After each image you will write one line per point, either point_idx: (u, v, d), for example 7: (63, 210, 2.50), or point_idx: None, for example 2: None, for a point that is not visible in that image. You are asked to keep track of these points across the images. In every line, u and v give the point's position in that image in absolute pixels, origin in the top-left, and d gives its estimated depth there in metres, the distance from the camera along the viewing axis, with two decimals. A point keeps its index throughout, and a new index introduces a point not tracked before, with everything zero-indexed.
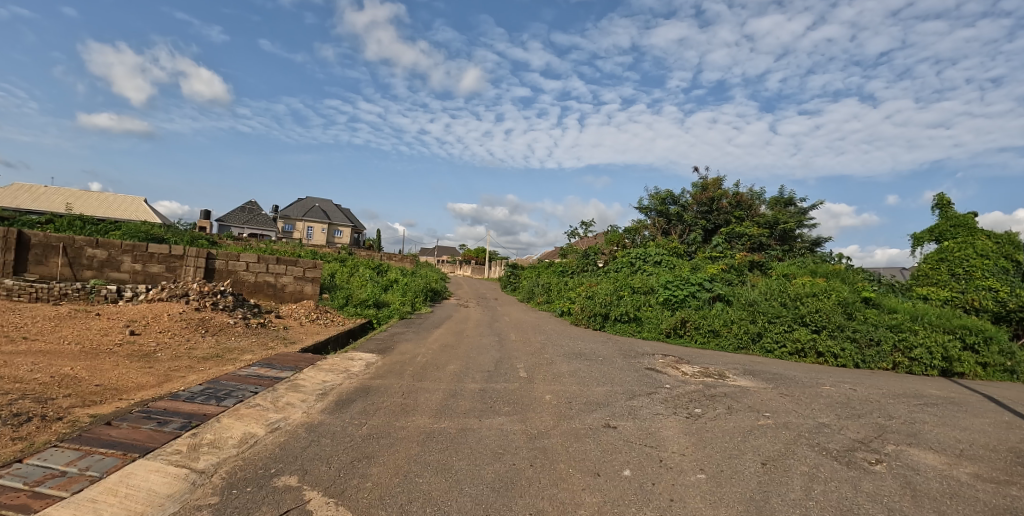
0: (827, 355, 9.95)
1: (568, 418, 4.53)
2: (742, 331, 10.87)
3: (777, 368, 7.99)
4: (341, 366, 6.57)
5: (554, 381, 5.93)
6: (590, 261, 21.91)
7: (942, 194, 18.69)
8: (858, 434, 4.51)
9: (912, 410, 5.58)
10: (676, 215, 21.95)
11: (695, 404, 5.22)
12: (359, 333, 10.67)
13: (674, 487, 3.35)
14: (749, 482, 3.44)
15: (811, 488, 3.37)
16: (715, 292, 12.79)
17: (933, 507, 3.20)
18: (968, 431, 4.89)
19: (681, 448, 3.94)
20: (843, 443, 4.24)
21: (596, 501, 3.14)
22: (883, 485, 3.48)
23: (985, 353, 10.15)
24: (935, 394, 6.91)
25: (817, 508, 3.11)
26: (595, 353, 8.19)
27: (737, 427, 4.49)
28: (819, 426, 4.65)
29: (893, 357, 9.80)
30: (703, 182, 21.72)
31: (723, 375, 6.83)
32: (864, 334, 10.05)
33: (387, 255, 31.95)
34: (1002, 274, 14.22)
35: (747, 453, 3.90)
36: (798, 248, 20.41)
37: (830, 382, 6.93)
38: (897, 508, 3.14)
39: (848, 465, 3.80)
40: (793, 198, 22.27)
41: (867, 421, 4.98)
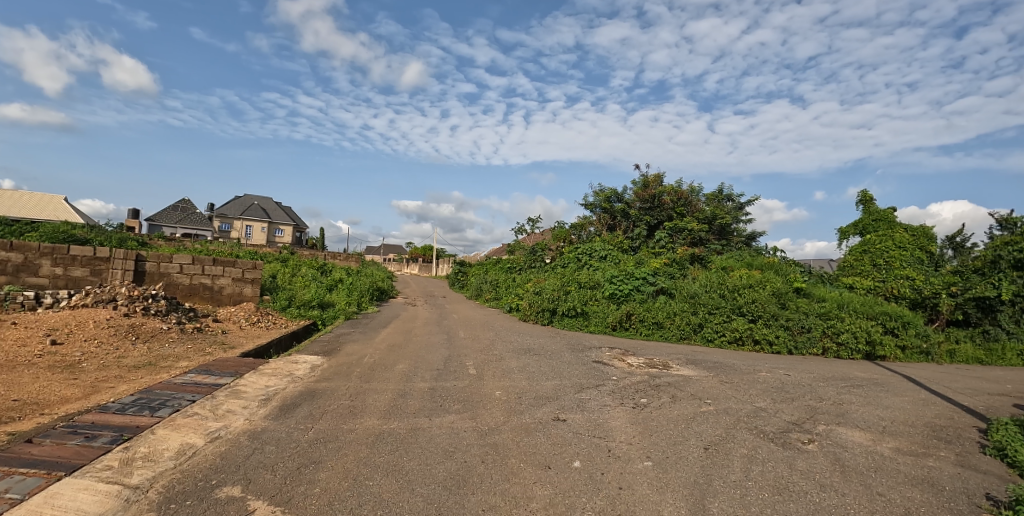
0: (763, 342, 10.54)
1: (518, 413, 4.56)
2: (684, 322, 11.34)
3: (716, 357, 8.38)
4: (284, 369, 6.34)
5: (503, 377, 5.96)
6: (538, 257, 22.05)
7: (864, 190, 19.90)
8: (793, 416, 4.79)
9: (840, 392, 5.99)
10: (621, 212, 22.50)
11: (640, 394, 5.39)
12: (303, 335, 10.35)
13: (622, 475, 3.46)
14: (692, 466, 3.58)
15: (750, 469, 3.55)
16: (659, 285, 13.22)
17: (860, 480, 3.46)
18: (889, 409, 5.29)
19: (629, 438, 4.06)
20: (779, 425, 4.50)
21: (547, 493, 3.22)
22: (815, 463, 3.72)
23: (903, 336, 11.01)
24: (860, 375, 7.45)
25: (756, 488, 3.29)
26: (543, 348, 8.30)
27: (681, 415, 4.67)
28: (755, 411, 4.90)
29: (823, 342, 10.47)
30: (645, 179, 22.50)
31: (667, 365, 7.09)
32: (797, 322, 10.64)
33: (332, 255, 31.25)
34: (915, 264, 15.47)
35: (690, 439, 4.05)
36: (734, 242, 21.27)
37: (766, 369, 7.32)
38: (828, 484, 3.38)
39: (785, 445, 4.04)
40: (730, 194, 23.22)
41: (800, 404, 5.28)
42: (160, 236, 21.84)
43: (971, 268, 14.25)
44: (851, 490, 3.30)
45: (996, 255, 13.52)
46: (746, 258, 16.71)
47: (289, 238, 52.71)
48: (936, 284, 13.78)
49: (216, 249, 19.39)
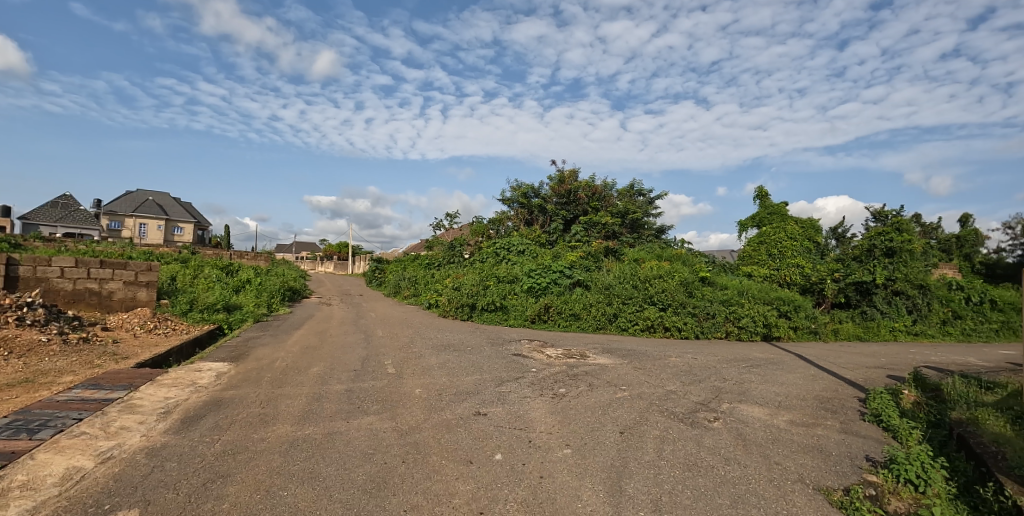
0: (672, 329, 11.21)
1: (439, 410, 4.52)
2: (600, 313, 11.83)
3: (630, 345, 8.83)
4: (186, 379, 5.85)
5: (423, 375, 5.90)
6: (456, 253, 22.27)
7: (761, 187, 21.64)
8: (700, 397, 5.14)
9: (741, 372, 6.53)
10: (538, 207, 23.13)
11: (559, 384, 5.55)
12: (207, 341, 9.53)
13: (543, 464, 3.53)
14: (609, 450, 3.74)
15: (662, 449, 3.76)
16: (575, 278, 13.72)
17: (759, 452, 3.78)
18: (785, 386, 5.84)
19: (548, 427, 4.16)
20: (688, 406, 4.81)
21: (469, 488, 3.21)
22: (719, 439, 4.02)
23: (794, 318, 12.19)
24: (758, 356, 8.17)
25: (668, 466, 3.50)
26: (463, 343, 8.33)
27: (597, 402, 4.86)
28: (667, 394, 5.22)
29: (726, 326, 11.32)
30: (561, 175, 23.09)
31: (584, 355, 7.36)
32: (702, 309, 11.52)
33: (238, 254, 29.27)
34: (802, 254, 17.04)
35: (607, 424, 4.24)
36: (645, 235, 22.22)
37: (676, 354, 7.82)
38: (732, 458, 3.66)
39: (693, 424, 4.32)
40: (641, 190, 23.88)
41: (706, 385, 5.69)
42: (33, 236, 19.23)
43: (849, 256, 16.17)
44: (750, 461, 3.60)
45: (872, 244, 15.54)
46: (656, 250, 17.65)
47: (190, 236, 48.91)
48: (822, 271, 15.33)
49: (104, 251, 17.44)
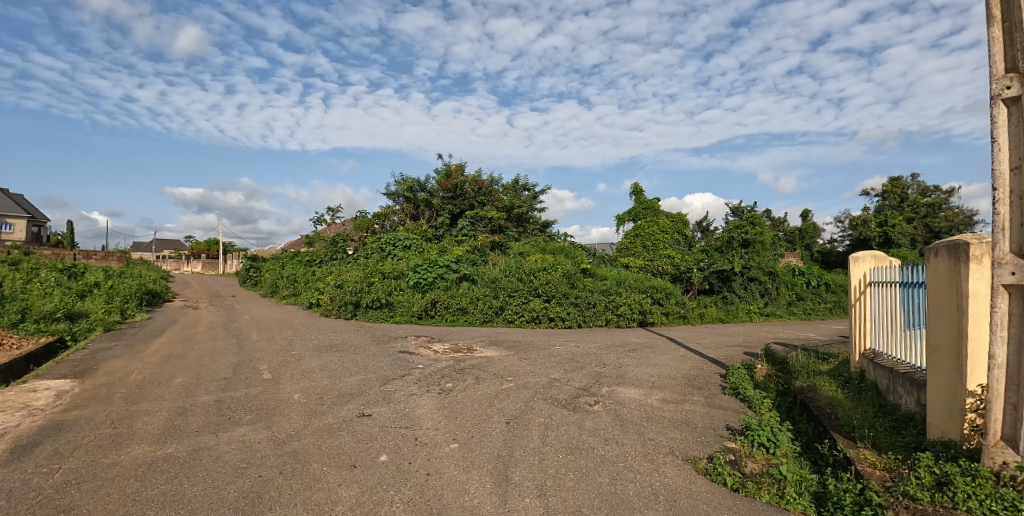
0: (556, 319, 11.97)
1: (319, 415, 4.32)
2: (487, 306, 12.07)
3: (516, 336, 9.18)
4: (15, 402, 4.98)
5: (302, 379, 5.60)
6: (339, 248, 20.90)
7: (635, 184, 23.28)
8: (582, 383, 5.42)
9: (619, 356, 7.02)
10: (425, 201, 22.62)
11: (446, 379, 5.56)
12: (45, 355, 8.16)
13: (429, 461, 3.50)
14: (496, 441, 3.82)
15: (546, 435, 3.93)
16: (461, 272, 13.72)
17: (634, 430, 4.09)
18: (657, 367, 6.36)
19: (435, 423, 4.16)
20: (570, 392, 5.03)
21: (353, 493, 3.08)
22: (599, 421, 4.27)
23: (666, 304, 13.34)
24: (635, 341, 8.88)
25: (551, 452, 3.67)
26: (347, 343, 8.05)
27: (483, 394, 4.95)
28: (550, 382, 5.42)
29: (606, 315, 12.27)
30: (448, 169, 22.81)
31: (471, 349, 7.46)
32: (584, 299, 12.36)
33: (83, 256, 25.56)
34: (673, 246, 19.21)
35: (494, 416, 4.32)
36: (529, 228, 23.24)
37: (559, 343, 8.23)
38: (610, 437, 3.93)
39: (575, 409, 4.53)
40: (525, 184, 24.54)
41: (588, 371, 6.02)
42: None
43: (712, 247, 18.01)
44: (627, 440, 3.89)
45: (731, 237, 17.45)
46: (541, 243, 18.13)
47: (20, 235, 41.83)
48: (690, 262, 17.05)
49: None
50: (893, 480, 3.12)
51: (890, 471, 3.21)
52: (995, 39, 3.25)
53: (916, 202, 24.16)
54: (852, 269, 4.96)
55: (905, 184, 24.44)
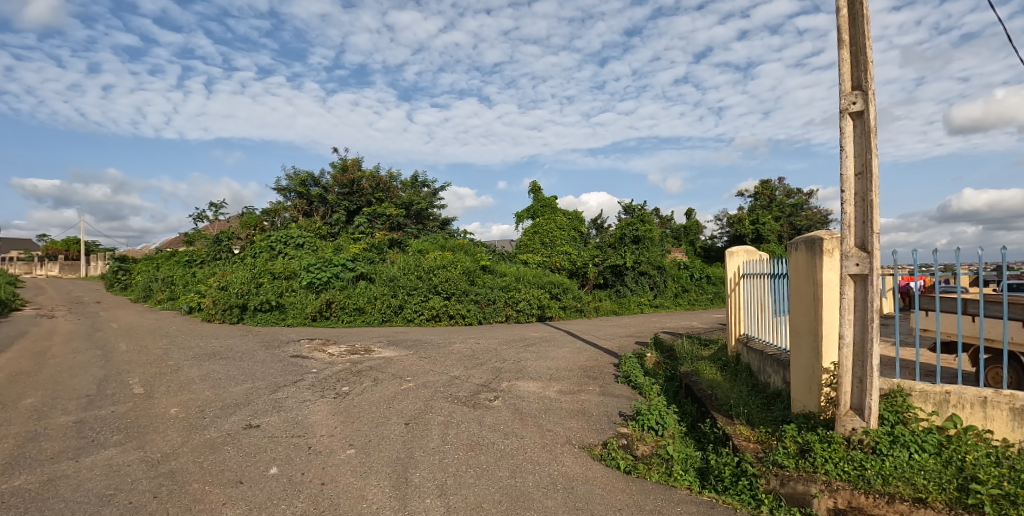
0: (456, 316, 12.25)
1: (200, 430, 4.06)
2: (385, 305, 12.05)
3: (416, 335, 9.14)
4: None
5: (180, 391, 5.18)
6: (223, 248, 18.47)
7: (535, 185, 23.73)
8: (482, 379, 5.53)
9: (518, 351, 7.24)
10: (318, 197, 20.63)
11: (342, 382, 5.46)
12: None
13: (324, 469, 3.38)
14: (394, 444, 3.83)
15: (446, 434, 4.03)
16: (358, 271, 13.40)
17: (532, 423, 4.28)
18: (553, 359, 6.67)
19: (330, 430, 4.10)
20: (470, 389, 5.10)
21: (239, 510, 2.85)
22: (498, 416, 4.42)
23: (562, 298, 14.23)
24: (533, 335, 9.26)
25: (450, 450, 3.76)
26: (233, 349, 7.53)
27: (381, 396, 4.94)
28: (450, 380, 5.48)
29: (505, 311, 12.96)
30: (342, 163, 20.88)
31: (369, 350, 7.35)
32: (484, 296, 12.83)
33: None
34: (569, 242, 19.72)
35: (393, 418, 4.37)
36: (429, 226, 21.83)
37: (460, 340, 8.33)
38: (509, 431, 4.12)
39: (475, 405, 4.64)
40: (425, 181, 23.03)
41: (488, 367, 6.15)
42: None
43: (607, 243, 18.83)
44: (525, 433, 4.07)
45: (623, 233, 18.37)
46: (440, 240, 17.95)
47: None
48: (586, 259, 17.89)
49: None
50: (765, 450, 3.46)
51: (762, 442, 3.56)
52: (844, 57, 3.56)
53: (782, 203, 26.36)
54: (729, 262, 5.46)
55: (773, 186, 26.75)
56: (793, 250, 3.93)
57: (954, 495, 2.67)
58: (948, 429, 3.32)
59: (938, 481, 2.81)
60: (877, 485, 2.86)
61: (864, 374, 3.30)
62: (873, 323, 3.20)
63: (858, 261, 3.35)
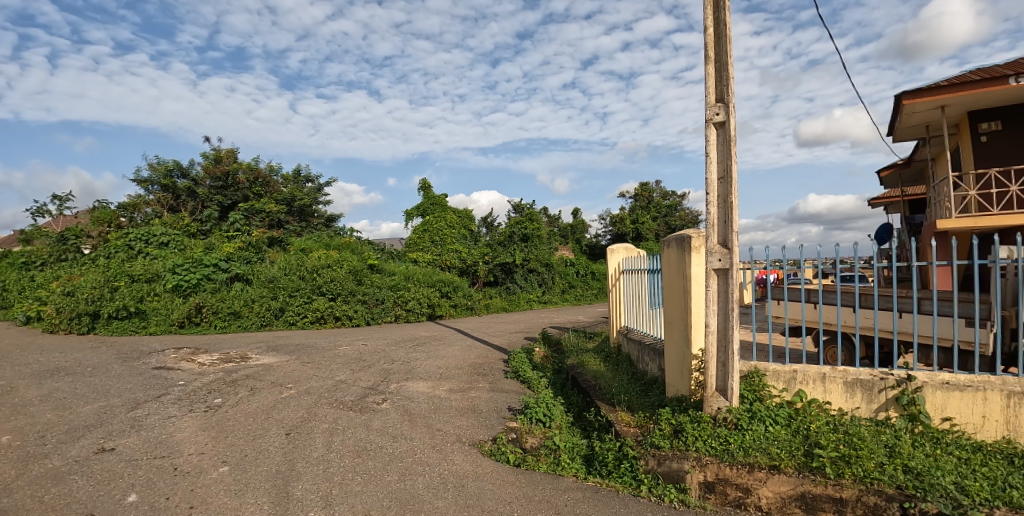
0: (343, 317, 11.97)
1: (37, 459, 3.45)
2: (264, 308, 11.44)
3: (300, 339, 8.68)
4: None
5: (10, 416, 4.39)
6: (69, 247, 16.27)
7: (423, 181, 23.06)
8: (369, 382, 5.49)
9: (408, 351, 7.25)
10: (185, 191, 18.31)
11: (214, 394, 5.10)
12: None
13: (192, 492, 3.02)
14: (274, 456, 3.59)
15: (330, 442, 3.90)
16: (233, 272, 12.53)
17: (421, 422, 4.33)
18: (442, 357, 6.79)
19: (200, 447, 3.73)
20: (356, 393, 5.08)
21: None
22: (386, 419, 4.41)
23: (454, 297, 14.57)
24: (423, 334, 9.30)
25: (335, 457, 3.62)
26: (78, 364, 6.57)
27: (259, 407, 4.70)
28: (335, 385, 5.39)
29: (395, 310, 12.88)
30: (216, 154, 18.89)
31: (246, 357, 6.87)
32: (371, 296, 12.64)
33: None
34: (460, 241, 19.70)
35: (272, 429, 4.16)
36: (314, 223, 20.84)
37: (347, 343, 8.10)
38: (397, 433, 4.10)
39: (360, 410, 4.62)
40: (309, 176, 21.92)
41: (376, 369, 6.11)
42: None
43: (496, 241, 19.17)
44: (414, 434, 4.08)
45: (514, 231, 19.18)
46: (324, 239, 17.15)
47: None
48: (476, 256, 17.96)
49: None
50: (642, 434, 3.70)
51: (640, 426, 3.81)
52: (708, 69, 3.60)
53: (659, 204, 28.57)
54: (609, 259, 5.99)
55: (651, 189, 28.68)
56: (665, 247, 4.20)
57: (801, 460, 3.06)
58: (796, 403, 3.65)
59: (788, 449, 3.18)
60: (740, 457, 3.19)
61: (726, 358, 3.51)
62: (734, 311, 3.36)
63: (721, 257, 3.45)
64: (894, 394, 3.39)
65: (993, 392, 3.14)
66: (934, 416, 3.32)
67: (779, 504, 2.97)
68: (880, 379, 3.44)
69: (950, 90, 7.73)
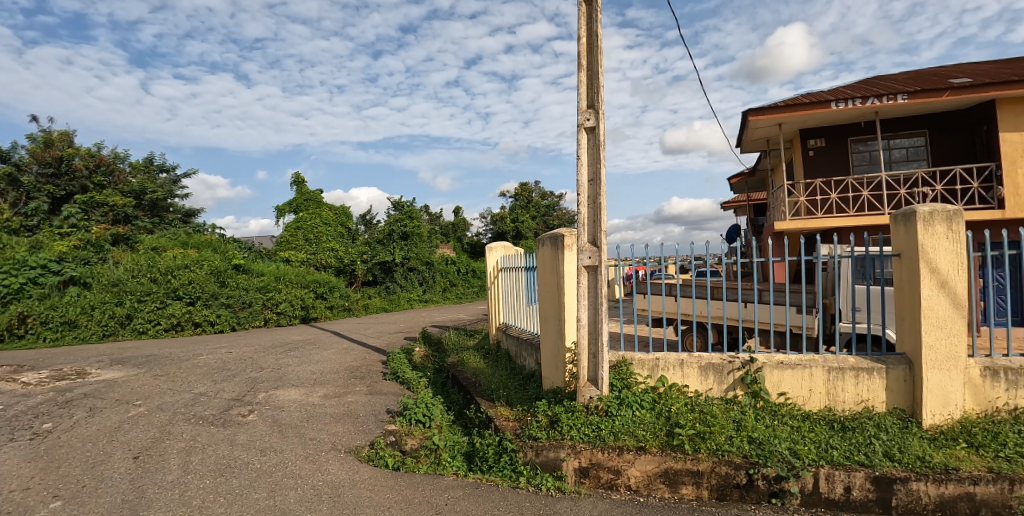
0: (204, 324, 11.18)
1: None
2: (106, 316, 10.18)
3: (151, 349, 7.73)
4: None
5: None
6: None
7: (298, 174, 21.62)
8: (234, 393, 5.12)
9: (278, 357, 6.89)
10: (5, 179, 15.89)
11: (42, 418, 4.33)
12: None
13: None
14: (118, 484, 3.13)
15: (189, 462, 3.50)
16: (67, 275, 10.89)
17: (293, 432, 4.12)
18: (316, 362, 6.56)
19: (21, 483, 3.10)
20: (218, 406, 4.71)
21: None
22: (254, 432, 4.13)
23: (329, 298, 14.39)
24: (296, 338, 8.86)
25: (195, 478, 3.27)
26: None
27: (101, 429, 4.09)
28: (194, 398, 4.94)
29: (264, 314, 12.31)
30: (44, 137, 16.48)
31: (84, 373, 5.95)
32: (238, 299, 11.90)
33: None
34: (337, 238, 19.09)
35: (115, 454, 3.61)
36: (169, 219, 18.46)
37: (209, 351, 7.42)
38: (267, 446, 3.84)
39: (224, 425, 4.27)
40: (165, 165, 19.69)
41: (242, 378, 5.72)
42: None
43: (376, 239, 19.16)
44: (287, 445, 3.86)
45: (393, 229, 19.07)
46: (181, 236, 15.33)
47: None
48: (353, 255, 18.04)
49: None
50: (520, 426, 3.76)
51: (518, 420, 3.88)
52: (581, 77, 3.60)
53: (538, 204, 29.95)
54: (489, 257, 6.15)
55: (530, 188, 30.18)
56: (542, 245, 4.32)
57: (664, 440, 3.30)
58: (659, 388, 3.77)
59: (653, 431, 3.39)
60: (611, 442, 3.35)
61: (596, 349, 3.63)
62: (603, 306, 3.51)
63: (590, 255, 3.56)
64: (740, 374, 3.63)
65: (817, 368, 3.46)
66: (771, 391, 3.57)
67: (646, 482, 3.24)
68: (728, 362, 3.65)
69: (785, 110, 9.06)
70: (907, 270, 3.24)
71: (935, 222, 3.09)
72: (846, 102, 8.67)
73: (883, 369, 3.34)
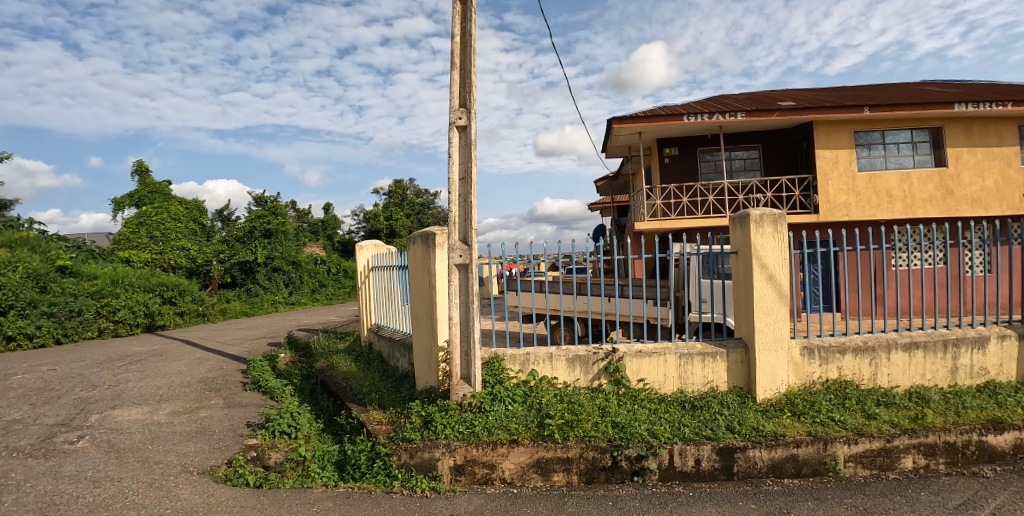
0: (17, 337, 9.72)
1: None
2: None
3: None
4: None
5: None
6: None
7: (140, 161, 19.23)
8: (59, 418, 4.36)
9: (116, 373, 6.04)
10: None
11: None
12: None
13: None
14: None
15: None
16: None
17: (135, 457, 3.62)
18: (165, 376, 5.86)
19: None
20: (37, 435, 3.97)
21: None
22: (84, 460, 3.55)
23: (179, 303, 13.04)
24: (138, 350, 7.80)
25: None
26: None
27: None
28: (4, 427, 4.12)
29: (99, 323, 11.01)
30: None
31: None
32: (62, 307, 10.55)
33: None
34: (187, 236, 17.61)
35: None
36: None
37: (23, 371, 6.23)
38: (103, 475, 3.32)
39: (44, 456, 3.60)
40: None
41: (68, 400, 4.90)
42: None
43: (234, 236, 17.60)
44: (132, 471, 3.38)
45: (253, 226, 17.56)
46: None
47: None
48: (207, 253, 16.43)
49: None
50: (393, 430, 3.64)
51: (392, 423, 3.75)
52: (453, 75, 3.59)
53: (412, 202, 28.99)
54: (358, 255, 6.05)
55: (405, 186, 29.31)
56: (413, 244, 4.23)
57: (536, 431, 3.41)
58: (530, 381, 3.88)
59: (525, 423, 3.49)
60: (484, 437, 3.38)
61: (469, 346, 3.67)
62: (475, 304, 3.56)
63: (461, 253, 3.59)
64: (604, 364, 3.88)
65: (670, 355, 3.82)
66: (632, 378, 3.87)
67: (519, 473, 3.32)
68: (594, 353, 3.89)
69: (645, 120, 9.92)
70: (741, 266, 3.68)
71: (764, 224, 3.54)
72: (694, 116, 9.69)
73: (725, 352, 3.79)
